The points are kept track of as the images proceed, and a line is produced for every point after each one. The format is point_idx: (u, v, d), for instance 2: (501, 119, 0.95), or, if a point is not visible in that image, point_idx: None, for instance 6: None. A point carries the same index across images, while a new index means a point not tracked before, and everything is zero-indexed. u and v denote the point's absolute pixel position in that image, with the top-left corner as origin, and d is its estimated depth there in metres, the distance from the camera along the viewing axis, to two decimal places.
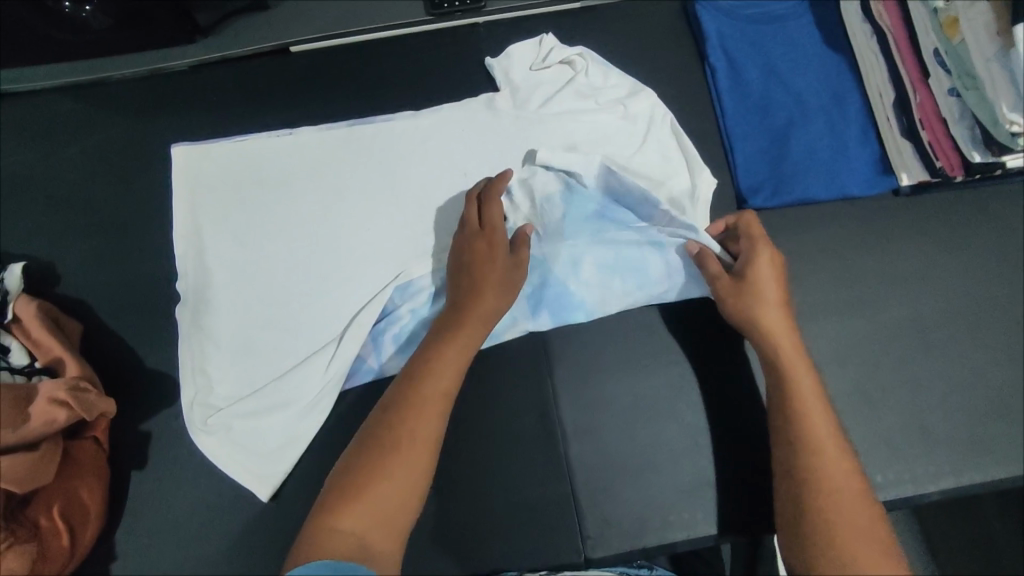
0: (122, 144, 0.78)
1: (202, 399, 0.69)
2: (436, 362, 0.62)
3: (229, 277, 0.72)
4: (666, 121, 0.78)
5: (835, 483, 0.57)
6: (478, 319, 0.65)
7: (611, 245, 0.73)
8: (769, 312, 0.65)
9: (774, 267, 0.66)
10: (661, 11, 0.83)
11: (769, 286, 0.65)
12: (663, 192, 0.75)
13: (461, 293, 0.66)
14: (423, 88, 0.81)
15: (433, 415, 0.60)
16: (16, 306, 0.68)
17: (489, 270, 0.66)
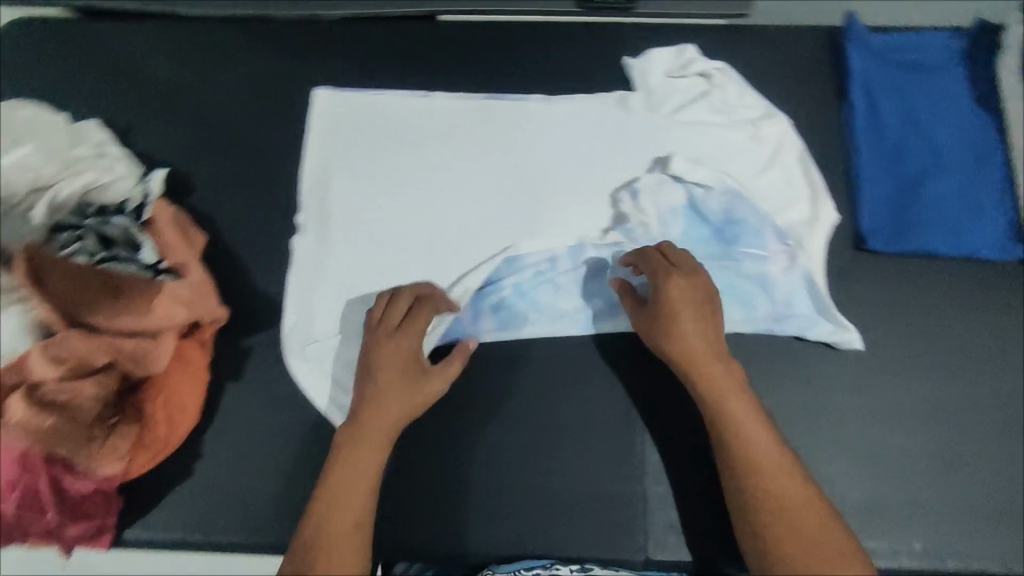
0: (270, 76, 0.82)
1: (306, 326, 0.71)
2: (362, 430, 0.63)
3: (350, 219, 0.76)
4: (795, 148, 0.78)
5: (796, 521, 0.58)
6: (383, 430, 0.63)
7: (722, 269, 0.74)
8: (693, 347, 0.64)
9: (684, 295, 0.65)
10: (808, 40, 0.83)
11: (700, 325, 0.65)
12: (781, 218, 0.76)
13: (366, 393, 0.64)
14: (560, 71, 0.82)
15: (370, 472, 0.61)
16: (153, 208, 0.72)
17: (392, 375, 0.64)
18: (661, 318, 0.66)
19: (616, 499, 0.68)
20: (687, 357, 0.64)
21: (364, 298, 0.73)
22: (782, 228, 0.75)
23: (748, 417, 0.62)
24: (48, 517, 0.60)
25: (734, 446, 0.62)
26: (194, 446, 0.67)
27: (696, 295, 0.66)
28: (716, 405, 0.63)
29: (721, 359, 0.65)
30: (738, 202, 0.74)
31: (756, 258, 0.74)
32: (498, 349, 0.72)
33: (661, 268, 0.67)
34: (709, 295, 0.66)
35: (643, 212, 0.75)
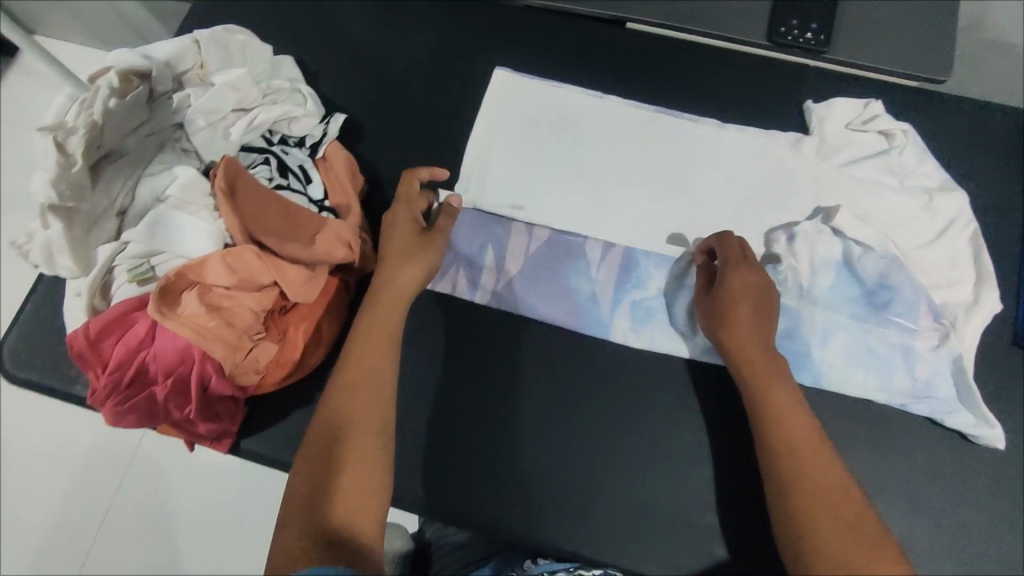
0: (456, 52, 0.87)
1: (458, 258, 0.76)
2: (357, 346, 0.66)
3: (507, 199, 0.79)
4: (969, 227, 0.75)
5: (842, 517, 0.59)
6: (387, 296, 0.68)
7: (866, 334, 0.71)
8: (749, 339, 0.66)
9: (749, 295, 0.66)
10: (1004, 120, 0.80)
11: (756, 321, 0.66)
12: (940, 296, 0.73)
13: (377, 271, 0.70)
14: (733, 105, 0.83)
15: (371, 430, 0.62)
16: (329, 147, 0.76)
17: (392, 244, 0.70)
18: (722, 306, 0.67)
19: (713, 529, 0.68)
20: (742, 350, 0.66)
21: (514, 255, 0.76)
22: (937, 306, 0.72)
23: (795, 425, 0.63)
24: (188, 408, 0.64)
25: (780, 434, 0.63)
26: (320, 378, 0.71)
27: (758, 294, 0.67)
28: (760, 402, 0.64)
29: (766, 351, 0.66)
30: (896, 269, 0.71)
31: (905, 329, 0.71)
32: (623, 356, 0.73)
33: (722, 257, 0.69)
34: (770, 290, 0.67)
35: (796, 257, 0.73)
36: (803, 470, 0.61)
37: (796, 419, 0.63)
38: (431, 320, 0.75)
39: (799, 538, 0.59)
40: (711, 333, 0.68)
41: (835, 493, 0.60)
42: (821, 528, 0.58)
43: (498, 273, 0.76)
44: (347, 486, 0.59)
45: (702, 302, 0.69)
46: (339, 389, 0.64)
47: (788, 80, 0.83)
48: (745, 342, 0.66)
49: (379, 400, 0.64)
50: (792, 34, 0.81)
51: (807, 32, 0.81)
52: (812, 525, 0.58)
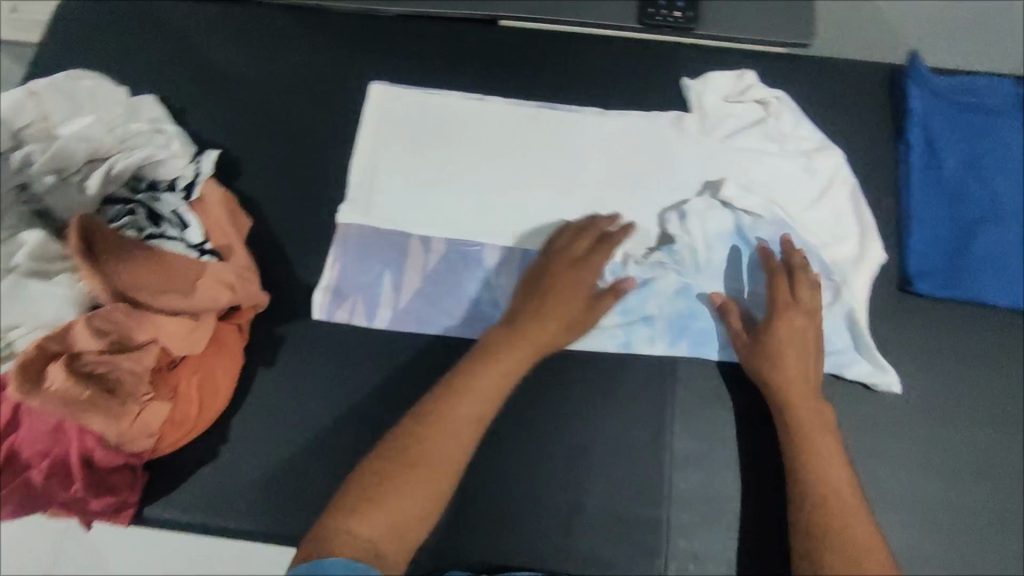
0: (329, 71, 0.85)
1: (354, 276, 0.74)
2: (473, 382, 0.65)
3: (397, 215, 0.77)
4: (848, 184, 0.77)
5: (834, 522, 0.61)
6: (530, 340, 0.68)
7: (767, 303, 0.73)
8: (796, 378, 0.67)
9: (797, 342, 0.68)
10: (867, 75, 0.83)
11: (802, 364, 0.67)
12: (829, 252, 0.75)
13: (530, 313, 0.69)
14: (612, 89, 0.83)
15: (448, 465, 0.61)
16: (203, 188, 0.74)
17: (570, 304, 0.69)
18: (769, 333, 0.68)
19: (640, 520, 0.67)
20: (788, 390, 0.67)
21: (412, 266, 0.75)
22: (828, 263, 0.74)
23: (829, 451, 0.65)
24: (74, 487, 0.61)
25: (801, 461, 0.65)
26: (224, 428, 0.68)
27: (809, 342, 0.68)
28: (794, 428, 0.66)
29: (807, 386, 0.67)
30: (786, 233, 0.74)
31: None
32: None
33: (792, 279, 0.70)
34: (817, 335, 0.69)
35: (690, 234, 0.74)
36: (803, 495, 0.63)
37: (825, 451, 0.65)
38: (331, 352, 0.72)
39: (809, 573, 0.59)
40: (744, 353, 0.69)
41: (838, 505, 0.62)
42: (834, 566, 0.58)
43: (397, 288, 0.74)
44: (395, 511, 0.57)
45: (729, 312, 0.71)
46: (442, 418, 0.63)
47: (663, 59, 0.84)
48: (787, 372, 0.67)
49: (467, 440, 0.63)
50: (660, 14, 0.83)
51: (674, 10, 0.83)
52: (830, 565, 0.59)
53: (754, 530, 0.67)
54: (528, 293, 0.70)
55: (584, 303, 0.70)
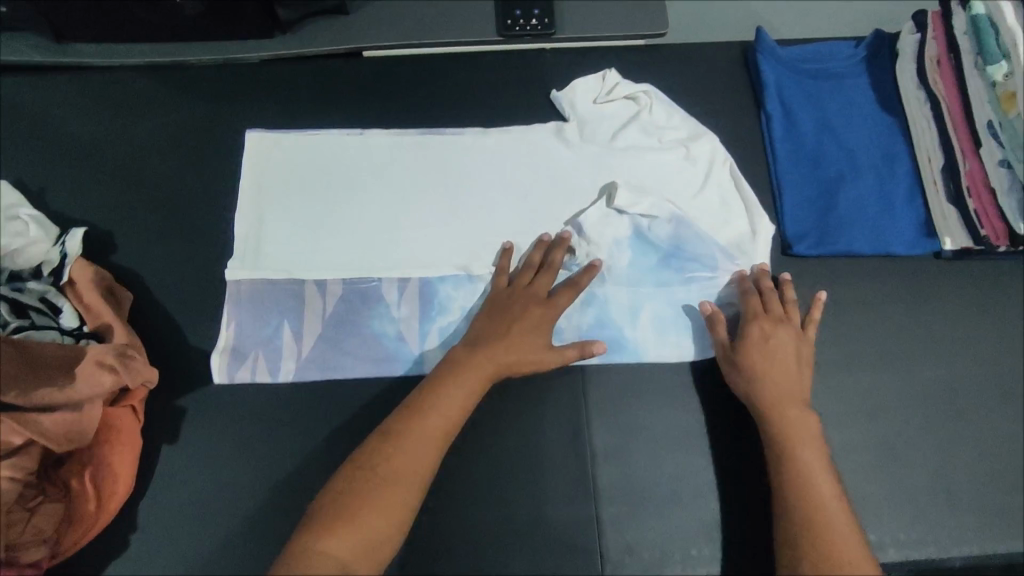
0: (195, 126, 0.82)
1: (251, 333, 0.72)
2: (435, 396, 0.64)
3: (287, 264, 0.75)
4: (726, 165, 0.80)
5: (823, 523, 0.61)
6: (494, 359, 0.67)
7: (671, 298, 0.75)
8: (785, 392, 0.67)
9: (785, 355, 0.69)
10: (724, 55, 0.87)
11: (790, 378, 0.68)
12: (721, 235, 0.77)
13: (496, 336, 0.68)
14: (485, 103, 0.84)
15: (416, 479, 0.60)
16: (73, 269, 0.70)
17: (531, 336, 0.69)
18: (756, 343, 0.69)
19: (571, 525, 0.67)
20: (776, 402, 0.67)
21: (312, 314, 0.73)
22: (728, 248, 0.77)
23: (814, 455, 0.64)
24: None
25: (799, 465, 0.64)
26: (132, 514, 0.66)
27: (795, 356, 0.69)
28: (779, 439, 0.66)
29: (797, 402, 0.67)
30: (684, 229, 0.76)
31: (705, 281, 0.75)
32: None
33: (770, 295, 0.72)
34: (804, 355, 0.70)
35: (589, 242, 0.75)
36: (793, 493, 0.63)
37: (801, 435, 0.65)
38: (235, 415, 0.69)
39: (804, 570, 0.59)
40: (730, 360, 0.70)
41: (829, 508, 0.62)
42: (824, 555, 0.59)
43: (299, 339, 0.72)
44: (363, 528, 0.57)
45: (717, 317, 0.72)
46: (415, 429, 0.62)
47: (530, 66, 0.86)
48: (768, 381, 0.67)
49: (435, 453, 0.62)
50: (518, 24, 0.85)
51: (531, 18, 0.85)
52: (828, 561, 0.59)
53: (682, 511, 0.69)
54: (492, 319, 0.70)
55: (544, 329, 0.69)
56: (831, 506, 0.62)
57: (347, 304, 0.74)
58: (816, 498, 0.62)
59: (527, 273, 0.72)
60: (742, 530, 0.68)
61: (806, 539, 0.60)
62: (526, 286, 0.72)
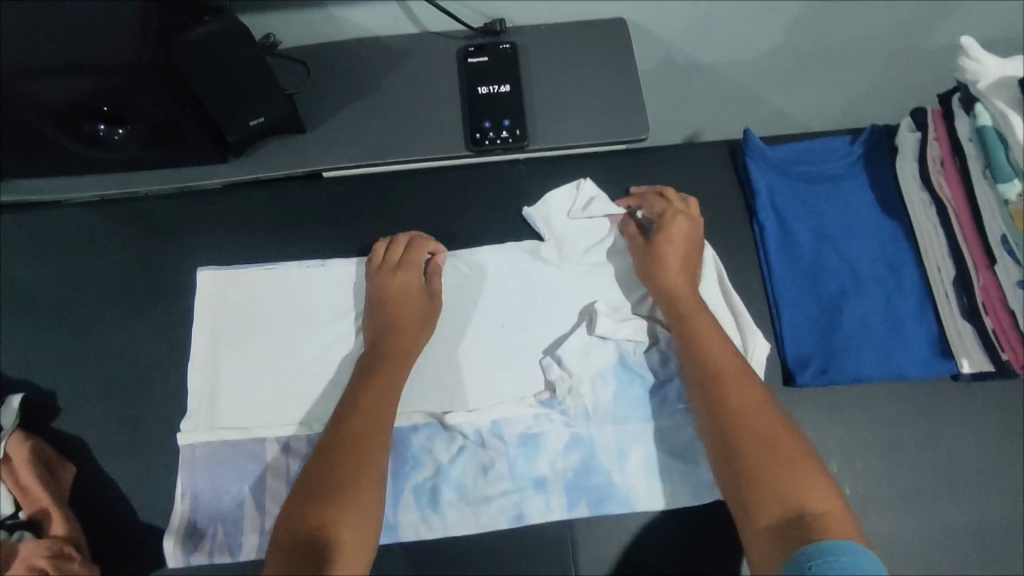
0: (146, 266, 0.77)
1: (204, 505, 0.65)
2: (366, 372, 0.66)
3: (243, 420, 0.68)
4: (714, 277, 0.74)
5: (756, 421, 0.57)
6: (410, 321, 0.69)
7: (665, 437, 0.67)
8: (686, 290, 0.69)
9: (683, 247, 0.71)
10: (711, 158, 0.81)
11: (687, 274, 0.70)
12: None
13: (388, 289, 0.70)
14: (455, 226, 0.79)
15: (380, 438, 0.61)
16: (9, 446, 0.64)
17: (410, 276, 0.71)
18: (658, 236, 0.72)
19: None
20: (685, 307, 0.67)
21: (272, 478, 0.66)
22: None
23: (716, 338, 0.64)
24: None
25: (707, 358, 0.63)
26: None
27: (689, 248, 0.72)
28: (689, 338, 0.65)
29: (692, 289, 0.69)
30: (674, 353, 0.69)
31: None
32: (417, 556, 0.64)
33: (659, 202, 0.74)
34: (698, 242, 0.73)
35: (571, 377, 0.68)
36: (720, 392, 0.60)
37: (706, 323, 0.66)
38: None
39: (738, 469, 0.55)
40: (636, 253, 0.73)
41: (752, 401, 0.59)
42: (744, 447, 0.56)
43: (260, 507, 0.65)
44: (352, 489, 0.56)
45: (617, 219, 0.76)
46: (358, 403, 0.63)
47: (503, 182, 0.80)
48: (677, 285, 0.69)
49: (389, 405, 0.64)
50: (489, 138, 0.78)
51: (502, 131, 0.78)
52: (749, 444, 0.56)
53: None
54: (381, 306, 0.70)
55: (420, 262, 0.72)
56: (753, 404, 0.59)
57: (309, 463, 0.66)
58: (729, 383, 0.61)
59: (400, 251, 0.72)
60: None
61: (736, 430, 0.57)
62: (398, 263, 0.72)
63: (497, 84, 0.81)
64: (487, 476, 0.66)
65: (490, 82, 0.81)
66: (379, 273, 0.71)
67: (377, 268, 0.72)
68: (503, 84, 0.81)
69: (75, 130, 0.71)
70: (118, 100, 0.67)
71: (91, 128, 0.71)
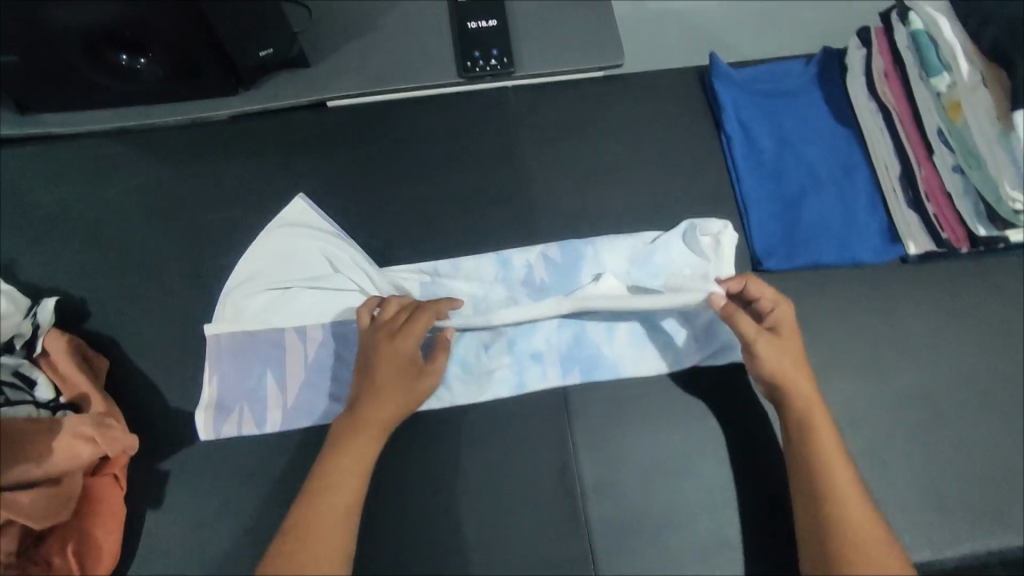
0: (162, 187, 0.82)
1: (232, 387, 0.72)
2: (349, 433, 0.64)
3: (265, 313, 0.74)
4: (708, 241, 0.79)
5: (858, 521, 0.60)
6: (396, 387, 0.66)
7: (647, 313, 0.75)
8: (800, 383, 0.66)
9: (794, 347, 0.67)
10: (680, 81, 0.89)
11: (798, 369, 0.66)
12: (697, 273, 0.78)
13: (374, 357, 0.66)
14: (450, 143, 0.85)
15: (347, 519, 0.61)
16: (46, 339, 0.70)
17: (400, 346, 0.66)
18: (778, 332, 0.68)
19: (567, 560, 0.66)
20: (802, 403, 0.65)
21: (293, 361, 0.73)
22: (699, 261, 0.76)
23: (827, 437, 0.64)
24: None
25: (816, 456, 0.63)
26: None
27: (798, 344, 0.68)
28: (796, 430, 0.65)
29: (809, 379, 0.66)
30: None
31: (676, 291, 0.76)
32: (425, 426, 0.71)
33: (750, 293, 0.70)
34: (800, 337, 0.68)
35: None
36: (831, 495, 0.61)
37: (820, 419, 0.65)
38: (217, 477, 0.69)
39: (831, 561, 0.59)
40: (765, 348, 0.66)
41: (856, 499, 0.61)
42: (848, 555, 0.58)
43: (282, 387, 0.72)
44: (304, 573, 0.57)
45: (731, 310, 0.68)
46: (337, 468, 0.63)
47: (491, 105, 0.87)
48: (785, 372, 0.66)
49: (358, 483, 0.63)
50: (478, 65, 0.86)
51: (490, 59, 0.87)
52: (849, 543, 0.59)
53: (677, 535, 0.67)
54: (366, 368, 0.66)
55: (418, 331, 0.67)
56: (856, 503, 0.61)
57: (326, 345, 0.74)
58: (840, 486, 0.61)
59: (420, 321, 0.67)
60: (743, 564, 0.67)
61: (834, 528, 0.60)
62: (397, 329, 0.67)
63: (486, 19, 0.89)
64: (489, 352, 0.73)
65: (478, 18, 0.89)
66: (382, 335, 0.67)
67: (381, 328, 0.68)
68: (491, 19, 0.89)
69: (99, 59, 0.77)
70: (141, 27, 0.74)
71: (115, 57, 0.78)
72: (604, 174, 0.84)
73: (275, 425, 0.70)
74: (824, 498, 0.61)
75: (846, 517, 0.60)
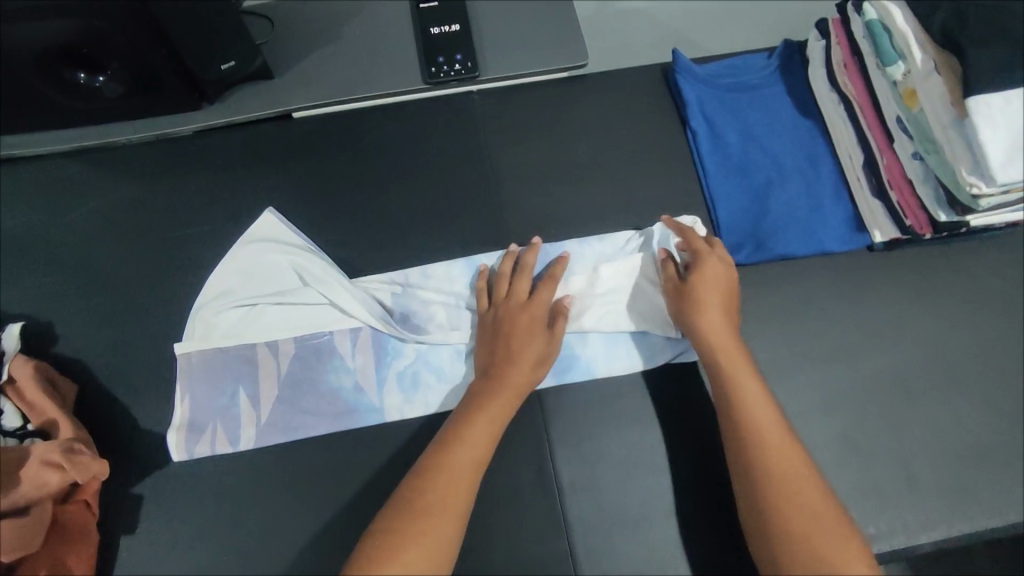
0: (126, 206, 0.81)
1: (205, 406, 0.71)
2: (489, 387, 0.67)
3: (236, 330, 0.74)
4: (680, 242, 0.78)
5: (808, 516, 0.58)
6: (529, 348, 0.69)
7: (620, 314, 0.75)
8: (709, 318, 0.69)
9: (708, 277, 0.71)
10: (645, 80, 0.89)
11: (705, 300, 0.70)
12: None
13: (501, 318, 0.71)
14: (417, 151, 0.85)
15: (468, 484, 0.61)
16: (12, 366, 0.68)
17: (520, 309, 0.71)
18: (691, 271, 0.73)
19: (548, 564, 0.66)
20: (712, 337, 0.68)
21: (266, 377, 0.72)
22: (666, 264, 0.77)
23: (778, 441, 0.62)
24: None
25: (761, 462, 0.61)
26: None
27: (719, 281, 0.71)
28: (752, 440, 0.63)
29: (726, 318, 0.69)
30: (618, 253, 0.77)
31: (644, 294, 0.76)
32: (403, 436, 0.70)
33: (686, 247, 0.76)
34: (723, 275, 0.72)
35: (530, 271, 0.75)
36: (776, 493, 0.60)
37: (768, 427, 0.63)
38: (192, 498, 0.68)
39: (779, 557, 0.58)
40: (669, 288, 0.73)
41: (804, 496, 0.59)
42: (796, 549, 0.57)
43: (256, 403, 0.71)
44: (432, 517, 0.58)
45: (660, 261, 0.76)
46: (473, 420, 0.64)
47: (458, 110, 0.87)
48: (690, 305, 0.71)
49: (490, 438, 0.64)
50: (443, 71, 0.86)
51: (455, 64, 0.86)
52: (793, 538, 0.58)
53: (656, 531, 0.68)
54: (491, 322, 0.71)
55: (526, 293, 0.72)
56: (817, 504, 0.59)
57: (300, 360, 0.73)
58: (785, 483, 0.60)
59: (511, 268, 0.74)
60: (724, 557, 0.67)
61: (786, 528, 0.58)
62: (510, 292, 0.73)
63: (448, 24, 0.88)
64: (463, 359, 0.73)
65: (441, 23, 0.88)
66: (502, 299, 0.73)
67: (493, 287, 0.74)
68: (454, 24, 0.88)
69: (55, 78, 0.76)
70: (95, 44, 0.72)
71: (72, 75, 0.76)
72: (572, 174, 0.84)
73: (248, 442, 0.70)
74: (763, 496, 0.60)
75: (791, 518, 0.58)
